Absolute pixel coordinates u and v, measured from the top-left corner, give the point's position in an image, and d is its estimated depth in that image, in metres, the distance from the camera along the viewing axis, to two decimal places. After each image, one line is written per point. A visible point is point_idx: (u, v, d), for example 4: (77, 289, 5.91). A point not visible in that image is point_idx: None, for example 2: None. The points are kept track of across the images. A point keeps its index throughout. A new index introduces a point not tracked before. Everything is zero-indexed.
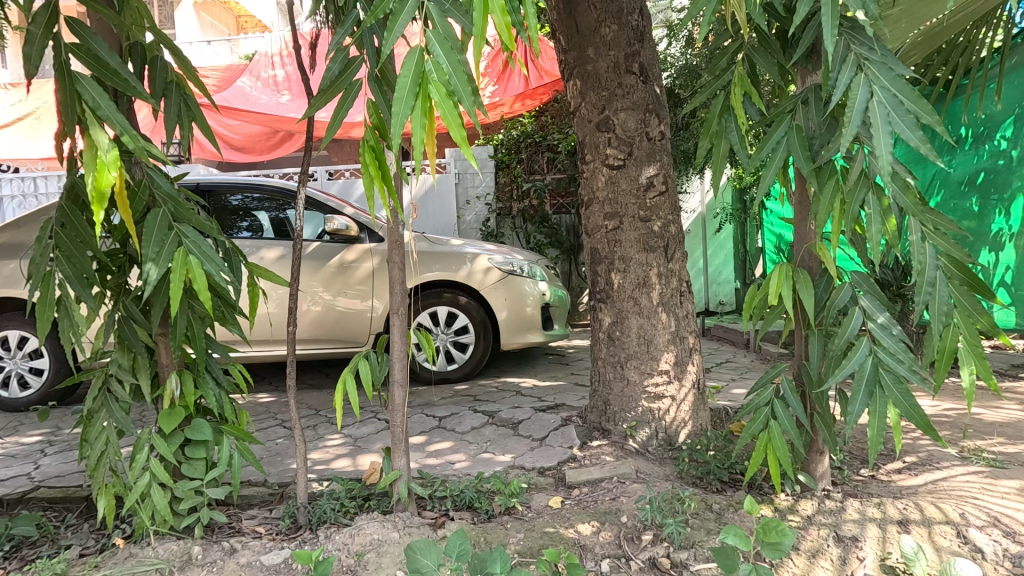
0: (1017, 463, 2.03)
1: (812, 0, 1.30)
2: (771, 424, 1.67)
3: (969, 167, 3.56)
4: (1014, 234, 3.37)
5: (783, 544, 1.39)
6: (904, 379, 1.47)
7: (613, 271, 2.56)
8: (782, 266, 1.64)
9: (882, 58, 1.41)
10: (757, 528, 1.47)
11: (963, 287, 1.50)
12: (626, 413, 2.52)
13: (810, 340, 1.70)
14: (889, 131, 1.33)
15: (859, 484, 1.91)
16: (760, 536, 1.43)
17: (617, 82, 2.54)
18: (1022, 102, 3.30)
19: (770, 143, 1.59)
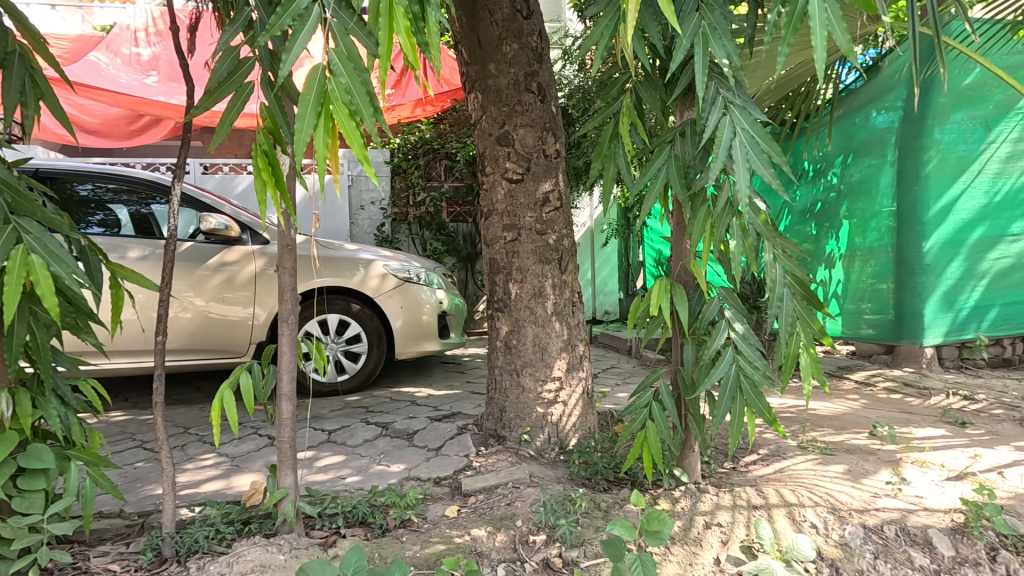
0: (842, 450, 2.41)
1: (686, 48, 1.49)
2: (648, 424, 1.82)
3: (810, 198, 4.19)
4: (841, 254, 4.02)
5: (663, 531, 1.55)
6: (758, 383, 1.70)
7: (510, 281, 2.64)
8: (661, 280, 1.80)
9: (744, 103, 1.61)
10: (643, 518, 1.62)
11: (804, 302, 1.76)
12: (521, 420, 2.60)
13: (685, 347, 1.88)
14: (746, 166, 1.54)
15: (723, 475, 2.16)
16: (644, 526, 1.58)
17: (517, 99, 2.63)
18: (848, 145, 3.95)
19: (651, 170, 1.76)
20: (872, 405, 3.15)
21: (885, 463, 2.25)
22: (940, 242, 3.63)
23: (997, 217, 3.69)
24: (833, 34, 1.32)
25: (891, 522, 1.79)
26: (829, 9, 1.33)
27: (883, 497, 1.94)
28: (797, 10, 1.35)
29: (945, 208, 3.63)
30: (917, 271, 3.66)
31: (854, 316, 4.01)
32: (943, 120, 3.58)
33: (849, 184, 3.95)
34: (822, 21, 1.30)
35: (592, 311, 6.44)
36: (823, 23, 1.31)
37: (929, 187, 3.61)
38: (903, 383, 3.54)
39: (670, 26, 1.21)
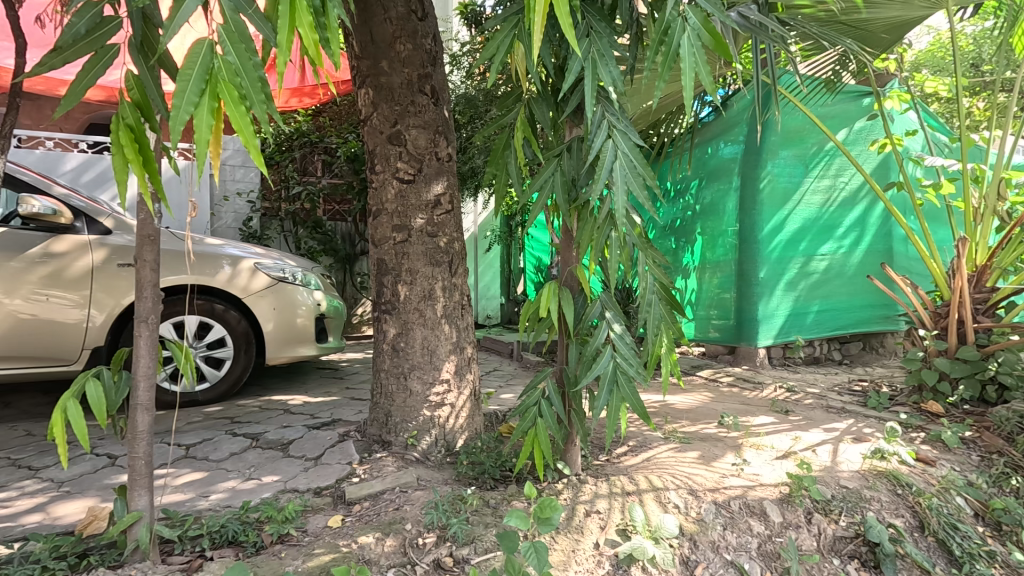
0: (696, 438, 2.74)
1: (576, 74, 1.61)
2: (537, 421, 1.91)
3: (672, 215, 4.81)
4: (694, 266, 4.64)
5: (553, 518, 1.64)
6: (633, 379, 1.82)
7: (400, 283, 2.61)
8: (550, 284, 1.90)
9: (626, 128, 1.76)
10: (535, 507, 1.69)
11: (668, 307, 1.97)
12: (407, 423, 2.57)
13: (570, 346, 1.99)
14: (624, 187, 1.68)
15: (598, 467, 2.34)
16: (537, 514, 1.66)
17: (409, 100, 2.61)
18: (703, 170, 4.55)
19: (540, 182, 1.85)
20: (718, 398, 3.61)
21: (730, 447, 2.60)
22: (771, 259, 4.27)
23: (813, 239, 4.41)
24: (700, 73, 1.57)
25: (736, 497, 2.06)
26: (697, 52, 1.58)
27: (730, 477, 2.24)
28: (671, 50, 1.60)
29: (775, 230, 4.30)
30: (752, 283, 4.29)
31: (704, 321, 4.62)
32: (775, 155, 4.25)
33: (703, 205, 4.56)
34: (690, 63, 1.57)
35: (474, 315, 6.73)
36: (692, 65, 1.57)
37: (764, 211, 4.26)
38: (741, 378, 4.10)
39: (569, 50, 1.28)
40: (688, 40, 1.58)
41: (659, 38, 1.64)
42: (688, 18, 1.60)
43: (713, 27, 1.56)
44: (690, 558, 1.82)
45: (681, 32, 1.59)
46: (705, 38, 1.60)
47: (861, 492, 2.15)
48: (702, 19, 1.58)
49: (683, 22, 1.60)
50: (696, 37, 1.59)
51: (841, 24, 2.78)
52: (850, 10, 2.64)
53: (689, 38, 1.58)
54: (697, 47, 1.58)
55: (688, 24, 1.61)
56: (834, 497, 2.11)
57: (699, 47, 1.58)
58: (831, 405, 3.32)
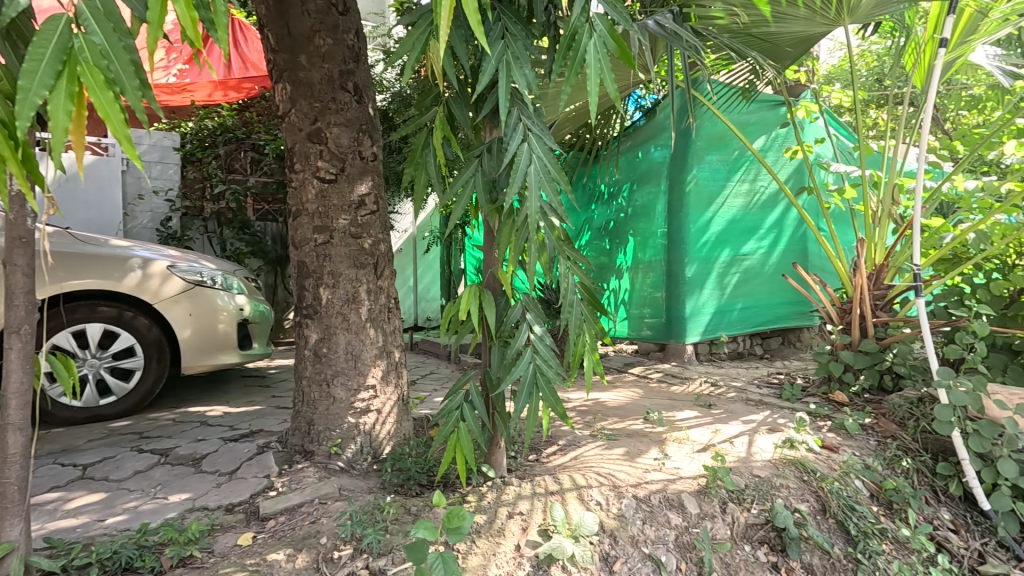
0: (622, 434, 2.81)
1: (489, 75, 1.61)
2: (460, 426, 1.87)
3: (606, 217, 4.93)
4: (627, 267, 4.76)
5: (462, 527, 1.59)
6: (552, 379, 1.84)
7: (322, 286, 2.52)
8: (471, 287, 1.88)
9: (541, 131, 1.77)
10: (444, 517, 1.65)
11: (589, 307, 2.00)
12: (330, 432, 2.48)
13: (492, 349, 1.97)
14: (538, 189, 1.69)
15: (526, 468, 2.36)
16: (445, 524, 1.61)
17: (330, 96, 2.52)
18: (634, 173, 4.70)
19: (459, 183, 1.82)
20: (646, 394, 3.73)
21: (655, 442, 2.68)
22: (697, 259, 4.46)
23: (736, 239, 4.64)
24: (606, 80, 1.62)
25: (656, 491, 2.12)
26: (602, 60, 1.64)
27: (652, 472, 2.31)
28: (578, 57, 1.66)
29: (701, 231, 4.48)
30: (680, 283, 4.46)
31: (637, 320, 4.76)
32: (700, 160, 4.44)
33: (634, 208, 4.70)
34: (595, 69, 1.62)
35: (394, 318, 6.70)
36: (598, 71, 1.63)
37: (690, 213, 4.43)
38: (669, 374, 4.25)
39: (481, 52, 1.26)
40: (594, 47, 1.64)
41: (567, 44, 1.69)
42: (595, 24, 1.65)
43: (618, 35, 1.63)
44: (610, 554, 1.85)
45: (588, 39, 1.64)
46: (610, 47, 1.66)
47: (772, 480, 2.27)
48: (607, 26, 1.64)
49: (590, 28, 1.65)
50: (602, 44, 1.65)
51: (752, 36, 2.93)
52: (759, 23, 2.79)
53: (595, 45, 1.63)
54: (602, 54, 1.64)
55: (595, 31, 1.66)
56: (746, 486, 2.21)
57: (605, 53, 1.64)
58: (750, 398, 3.50)
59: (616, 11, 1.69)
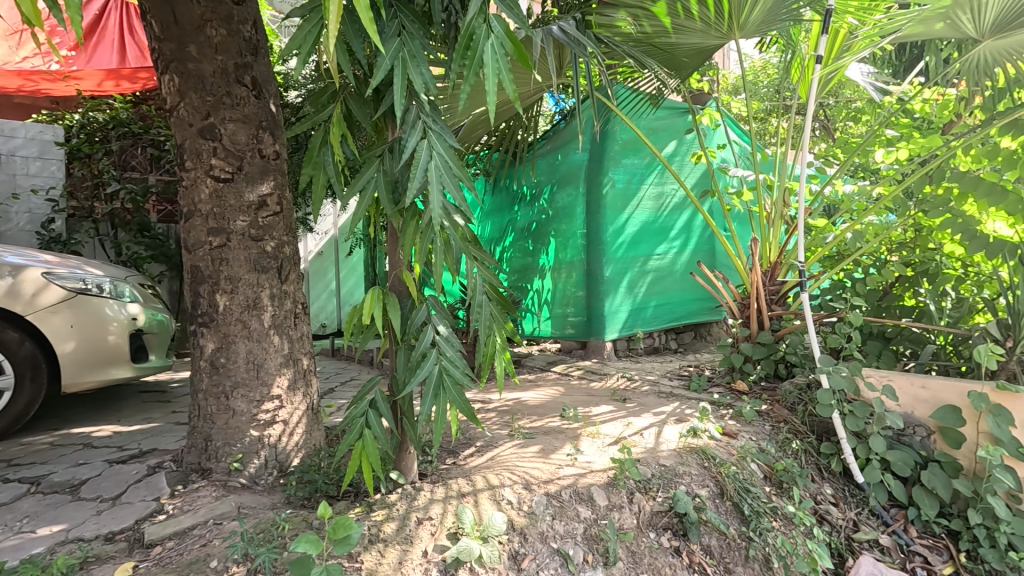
0: (539, 432, 2.86)
1: (384, 73, 1.58)
2: (365, 433, 1.82)
3: (529, 218, 5.00)
4: (549, 267, 4.85)
5: (350, 536, 1.59)
6: (459, 381, 1.83)
7: (218, 292, 2.36)
8: (374, 289, 1.83)
9: (441, 130, 1.76)
10: (329, 527, 1.62)
11: (497, 306, 2.01)
12: (231, 447, 2.34)
13: (398, 353, 1.93)
14: (439, 186, 1.67)
15: (441, 472, 2.34)
16: (330, 536, 1.59)
17: (224, 91, 2.37)
18: (554, 175, 4.80)
19: (359, 183, 1.76)
20: (566, 391, 3.81)
21: (570, 438, 2.74)
22: (615, 259, 4.62)
23: (651, 240, 4.85)
24: (504, 79, 1.64)
25: (567, 486, 2.17)
26: (499, 59, 1.66)
27: (565, 467, 2.36)
28: (476, 56, 1.66)
29: (618, 231, 4.65)
30: (600, 282, 4.60)
31: (561, 319, 4.85)
32: (616, 163, 4.61)
33: (556, 209, 4.80)
34: (493, 69, 1.63)
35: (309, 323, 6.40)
36: (496, 71, 1.64)
37: (608, 214, 4.59)
38: (589, 371, 4.37)
39: (371, 43, 1.25)
40: (491, 47, 1.65)
41: (465, 44, 1.68)
42: (492, 25, 1.66)
43: (515, 37, 1.65)
44: (519, 551, 1.87)
45: (485, 39, 1.65)
46: (507, 48, 1.67)
47: (676, 468, 2.39)
48: (504, 28, 1.66)
49: (488, 29, 1.66)
50: (500, 45, 1.66)
51: (654, 46, 3.08)
52: (660, 33, 2.94)
53: (492, 45, 1.65)
54: (499, 54, 1.66)
55: (493, 32, 1.67)
56: (653, 475, 2.31)
57: (502, 54, 1.66)
58: (662, 391, 3.67)
59: (513, 14, 1.71)
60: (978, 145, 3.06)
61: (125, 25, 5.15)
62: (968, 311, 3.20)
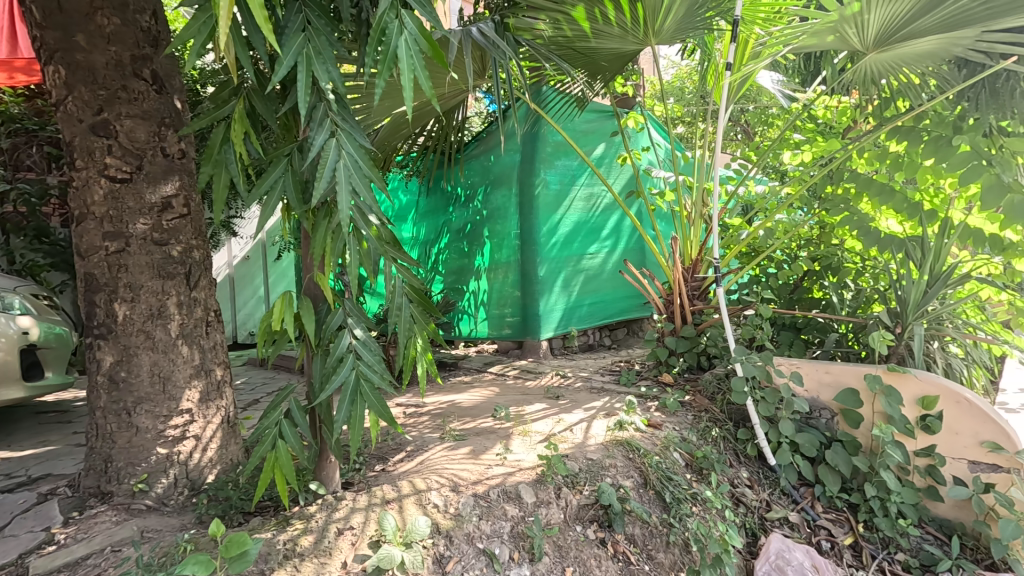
0: (471, 433, 2.85)
1: (286, 69, 1.52)
2: (277, 444, 1.75)
3: (464, 219, 4.96)
4: (485, 268, 4.84)
5: (246, 554, 1.55)
6: (378, 386, 1.80)
7: (117, 301, 2.19)
8: (285, 294, 1.76)
9: (351, 128, 1.72)
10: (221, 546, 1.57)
11: (419, 308, 1.98)
12: (134, 467, 2.17)
13: (314, 359, 1.86)
14: (349, 186, 1.63)
15: (368, 480, 2.28)
16: (223, 554, 1.54)
17: (119, 84, 2.19)
18: (488, 176, 4.80)
19: (265, 183, 1.68)
20: (501, 391, 3.82)
21: (501, 438, 2.75)
22: (548, 259, 4.69)
23: (583, 240, 4.96)
24: (419, 76, 1.61)
25: (495, 486, 2.17)
26: (414, 56, 1.62)
27: (494, 467, 2.36)
28: (390, 52, 1.61)
29: (551, 232, 4.72)
30: (534, 281, 4.65)
31: (498, 320, 4.86)
32: (547, 164, 4.67)
33: (490, 210, 4.80)
34: (407, 65, 1.59)
35: (237, 333, 6.14)
36: (410, 68, 1.61)
37: (541, 215, 4.64)
38: (524, 370, 4.41)
39: (273, 45, 1.39)
40: (405, 43, 1.61)
41: (378, 39, 1.63)
42: (404, 22, 1.62)
43: (429, 36, 1.62)
44: (443, 555, 1.86)
45: (398, 35, 1.60)
46: (422, 45, 1.64)
47: (602, 461, 2.45)
48: (417, 25, 1.63)
49: (400, 25, 1.62)
50: (414, 41, 1.62)
51: (574, 49, 3.14)
52: (580, 37, 3.01)
53: (406, 41, 1.61)
54: (414, 50, 1.62)
55: (406, 28, 1.64)
56: (580, 470, 2.36)
57: (417, 51, 1.61)
58: (593, 387, 3.76)
59: (427, 12, 1.68)
60: (870, 148, 3.32)
61: (13, 13, 4.21)
62: (864, 301, 3.50)
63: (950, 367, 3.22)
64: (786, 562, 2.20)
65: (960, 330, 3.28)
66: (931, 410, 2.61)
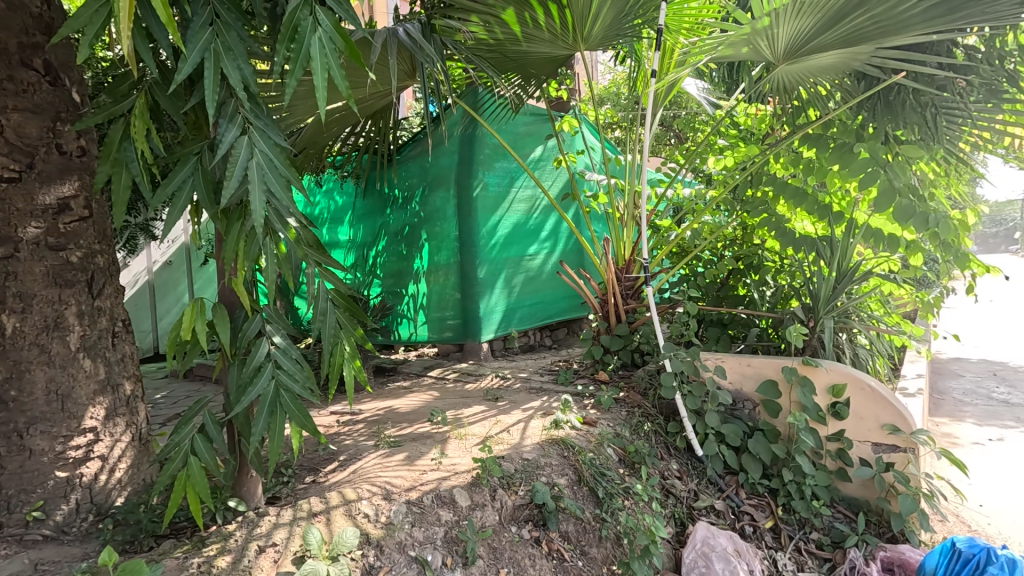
0: (406, 439, 2.80)
1: (188, 62, 1.43)
2: (190, 461, 1.65)
3: (401, 221, 4.87)
4: (423, 271, 4.77)
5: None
6: (299, 396, 1.73)
7: (4, 312, 1.97)
8: (196, 301, 1.66)
9: (264, 126, 1.65)
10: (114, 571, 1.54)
11: (345, 312, 1.93)
12: (28, 495, 1.98)
13: (230, 369, 1.76)
14: (263, 186, 1.55)
15: (296, 493, 2.19)
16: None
17: (4, 73, 1.98)
18: (425, 177, 4.74)
19: (170, 183, 1.59)
20: (440, 394, 3.78)
21: (437, 442, 2.72)
22: (487, 260, 4.69)
23: (522, 241, 4.99)
24: (334, 74, 1.57)
25: (428, 491, 2.14)
26: (328, 54, 1.58)
27: (429, 472, 2.33)
28: (302, 50, 1.56)
29: (490, 233, 4.72)
30: (474, 284, 4.63)
31: (438, 323, 4.80)
32: (485, 166, 4.67)
33: (427, 211, 4.73)
34: (321, 63, 1.55)
35: (160, 344, 5.70)
36: (325, 65, 1.56)
37: (479, 216, 4.64)
38: (464, 373, 4.38)
39: (177, 41, 1.32)
40: (319, 41, 1.57)
41: (290, 35, 1.58)
42: (318, 18, 1.58)
43: (345, 33, 1.58)
44: (373, 565, 1.82)
45: (311, 33, 1.56)
46: (336, 43, 1.60)
47: (537, 461, 2.47)
48: (332, 23, 1.59)
49: (314, 22, 1.57)
50: (328, 39, 1.59)
51: (506, 53, 3.17)
52: (511, 41, 3.03)
53: (319, 40, 1.56)
54: (328, 48, 1.58)
55: (320, 25, 1.59)
56: (515, 471, 2.36)
57: (331, 50, 1.58)
58: (532, 387, 3.79)
59: (343, 9, 1.65)
60: (785, 154, 3.54)
61: None
62: (782, 297, 3.71)
63: (857, 357, 3.48)
64: (711, 549, 2.29)
65: (864, 322, 3.56)
66: (840, 397, 2.82)
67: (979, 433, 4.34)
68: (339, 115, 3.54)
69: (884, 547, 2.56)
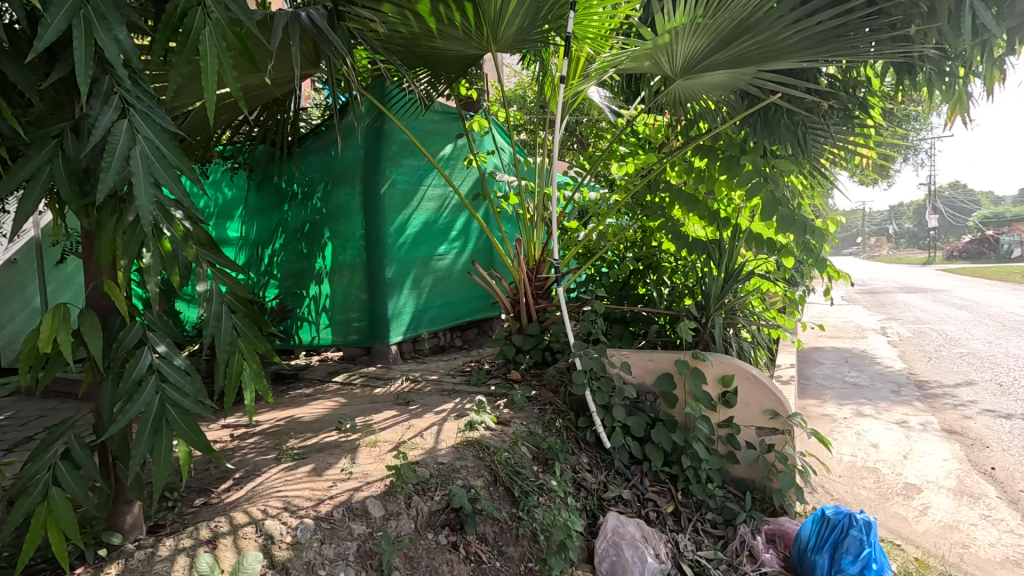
0: (312, 450, 2.63)
1: (52, 31, 1.23)
2: (52, 494, 1.42)
3: (300, 219, 4.57)
4: (327, 271, 4.51)
5: None
6: (189, 411, 1.56)
7: None
8: (58, 307, 1.43)
9: (146, 110, 1.45)
10: None
11: (243, 318, 1.77)
12: None
13: (104, 385, 1.53)
14: (149, 174, 1.38)
15: (186, 518, 1.97)
16: None
17: None
18: (328, 173, 4.49)
19: (24, 170, 1.35)
20: (347, 401, 3.60)
21: (346, 451, 2.58)
22: (396, 260, 4.54)
23: (432, 240, 4.90)
24: (225, 75, 1.46)
25: (340, 505, 2.03)
26: (222, 53, 1.45)
27: (339, 483, 2.21)
28: (191, 44, 1.43)
29: (398, 232, 4.58)
30: (382, 284, 4.47)
31: (343, 325, 4.56)
32: (393, 163, 4.53)
33: (330, 209, 4.49)
34: (212, 62, 1.42)
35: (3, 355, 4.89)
36: (215, 62, 1.44)
37: (387, 215, 4.48)
38: (372, 377, 4.21)
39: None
40: (210, 37, 1.43)
41: (175, 24, 1.46)
42: (210, 11, 1.45)
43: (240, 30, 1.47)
44: None
45: (202, 27, 1.43)
46: (229, 38, 1.48)
47: (453, 464, 2.44)
48: (226, 17, 1.46)
49: (204, 15, 1.44)
50: (221, 35, 1.46)
51: (418, 49, 3.12)
52: (424, 35, 2.98)
53: (212, 36, 1.44)
54: (221, 46, 1.46)
55: (211, 18, 1.46)
56: (431, 475, 2.32)
57: (224, 46, 1.46)
58: (445, 389, 3.74)
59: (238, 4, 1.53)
60: (680, 163, 3.81)
61: None
62: (678, 295, 3.99)
63: (742, 350, 3.83)
64: (621, 537, 2.41)
65: (747, 318, 3.93)
66: (728, 386, 3.08)
67: (837, 413, 4.98)
68: (229, 101, 3.25)
69: (766, 520, 2.87)
